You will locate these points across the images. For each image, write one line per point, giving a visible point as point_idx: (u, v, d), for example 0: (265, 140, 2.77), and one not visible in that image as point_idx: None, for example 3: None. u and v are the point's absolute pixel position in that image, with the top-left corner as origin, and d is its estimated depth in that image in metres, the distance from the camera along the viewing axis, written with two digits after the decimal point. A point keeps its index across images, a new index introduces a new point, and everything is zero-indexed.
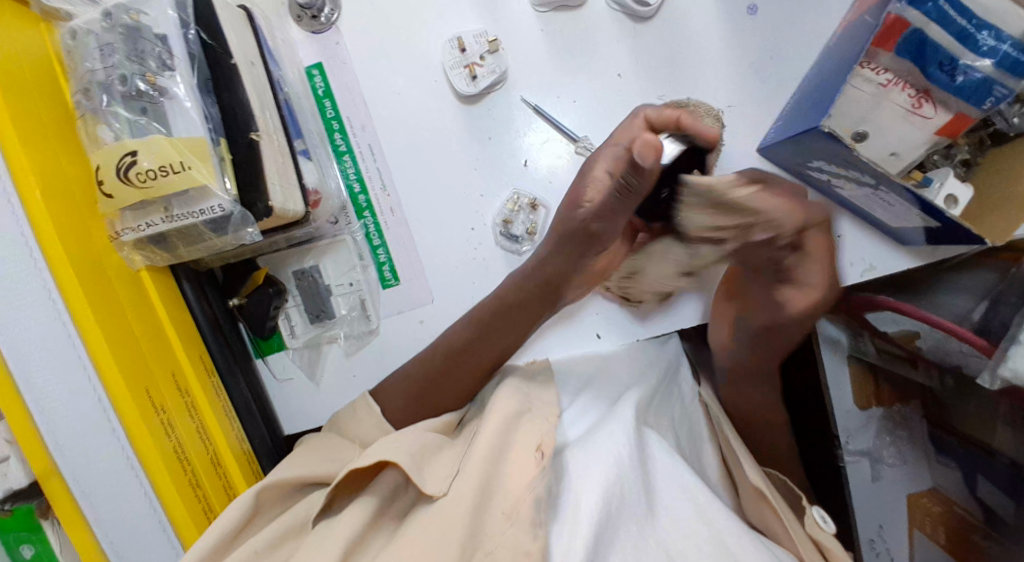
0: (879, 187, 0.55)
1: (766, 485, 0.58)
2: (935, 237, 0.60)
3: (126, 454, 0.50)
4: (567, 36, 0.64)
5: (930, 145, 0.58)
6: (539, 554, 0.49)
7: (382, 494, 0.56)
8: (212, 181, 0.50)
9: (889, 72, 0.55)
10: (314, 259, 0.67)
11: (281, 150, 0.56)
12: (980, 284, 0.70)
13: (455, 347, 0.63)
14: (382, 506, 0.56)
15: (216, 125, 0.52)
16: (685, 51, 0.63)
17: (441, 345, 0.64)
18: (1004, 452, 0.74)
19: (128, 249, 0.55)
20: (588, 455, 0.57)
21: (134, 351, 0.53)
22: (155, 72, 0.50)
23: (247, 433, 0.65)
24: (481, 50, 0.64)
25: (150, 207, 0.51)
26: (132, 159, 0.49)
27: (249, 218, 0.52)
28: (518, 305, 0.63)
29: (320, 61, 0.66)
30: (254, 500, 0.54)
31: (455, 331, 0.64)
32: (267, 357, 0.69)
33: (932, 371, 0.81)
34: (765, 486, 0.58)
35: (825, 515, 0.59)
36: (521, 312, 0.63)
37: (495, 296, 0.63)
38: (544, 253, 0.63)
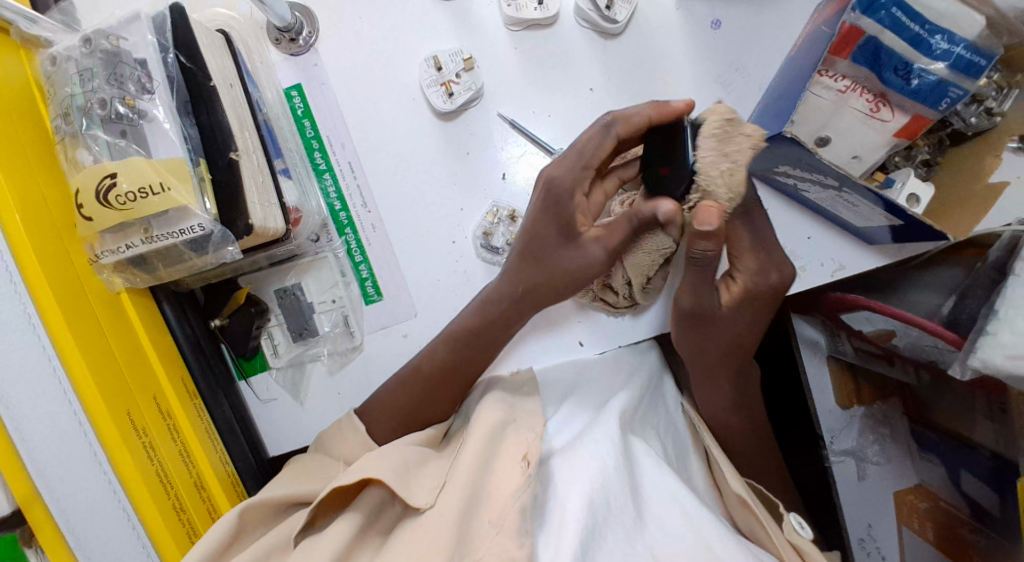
0: (843, 189, 0.57)
1: (748, 494, 0.59)
2: (899, 235, 0.62)
3: (109, 478, 0.50)
4: (540, 53, 0.66)
5: (889, 147, 0.61)
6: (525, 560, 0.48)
7: (368, 512, 0.55)
8: (191, 201, 0.50)
9: (847, 78, 0.58)
10: (296, 276, 0.68)
11: (261, 169, 0.56)
12: (947, 281, 0.72)
13: (438, 367, 0.64)
14: (368, 522, 0.55)
15: (195, 145, 0.53)
16: (655, 64, 0.65)
17: (424, 368, 0.64)
18: (984, 446, 0.75)
19: (108, 273, 0.55)
20: (572, 467, 0.57)
21: (114, 375, 0.52)
22: (134, 94, 0.51)
23: (231, 455, 0.64)
24: (456, 68, 0.65)
25: (130, 228, 0.51)
26: (112, 182, 0.49)
27: (229, 237, 0.52)
28: (496, 319, 0.64)
29: (299, 83, 0.67)
30: (238, 519, 0.54)
31: (435, 347, 0.65)
32: (250, 378, 0.68)
33: (909, 367, 0.81)
34: (748, 495, 0.58)
35: (802, 523, 0.60)
36: (497, 324, 0.64)
37: (472, 321, 0.64)
38: (510, 274, 0.64)
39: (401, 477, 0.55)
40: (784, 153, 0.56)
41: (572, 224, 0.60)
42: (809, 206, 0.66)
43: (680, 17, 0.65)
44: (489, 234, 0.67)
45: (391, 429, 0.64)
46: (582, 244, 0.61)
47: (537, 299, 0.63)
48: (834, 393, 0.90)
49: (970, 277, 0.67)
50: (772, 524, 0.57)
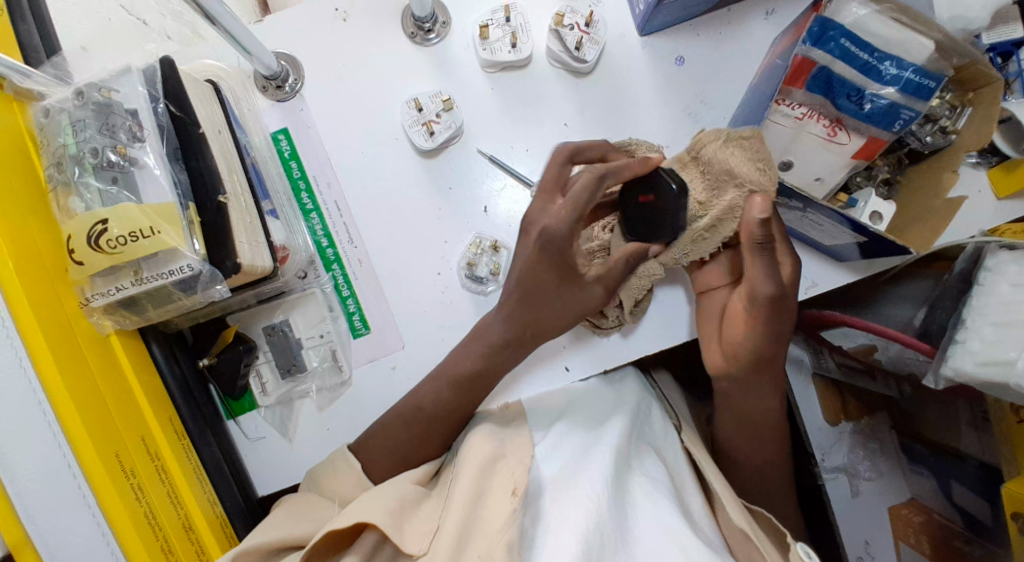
0: (807, 210, 0.60)
1: (748, 525, 0.58)
2: (867, 252, 0.65)
3: (98, 521, 0.50)
4: (516, 91, 0.69)
5: (850, 169, 0.63)
6: None
7: (366, 556, 0.56)
8: (180, 243, 0.52)
9: (803, 106, 0.61)
10: (284, 313, 0.69)
11: (250, 210, 0.58)
12: (919, 293, 0.74)
13: (428, 404, 0.65)
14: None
15: (184, 190, 0.54)
16: (625, 99, 0.68)
17: (419, 403, 0.65)
18: (972, 455, 0.77)
19: (98, 316, 0.56)
20: (567, 501, 0.56)
21: (102, 417, 0.53)
22: (126, 143, 0.53)
23: (219, 495, 0.64)
24: (436, 108, 0.68)
25: (120, 271, 0.53)
26: (103, 227, 0.51)
27: (218, 276, 0.54)
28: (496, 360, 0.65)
29: (286, 127, 0.70)
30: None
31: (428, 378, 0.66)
32: (239, 417, 0.69)
33: (890, 380, 0.85)
34: (748, 527, 0.57)
35: (810, 551, 0.56)
36: (493, 360, 0.65)
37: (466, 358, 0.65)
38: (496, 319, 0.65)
39: (394, 522, 0.55)
40: None
41: (571, 268, 0.62)
42: None
43: (647, 55, 0.68)
44: (474, 260, 0.69)
45: (389, 467, 0.65)
46: (586, 281, 0.63)
47: (535, 339, 0.66)
48: (822, 408, 0.92)
49: (940, 288, 0.70)
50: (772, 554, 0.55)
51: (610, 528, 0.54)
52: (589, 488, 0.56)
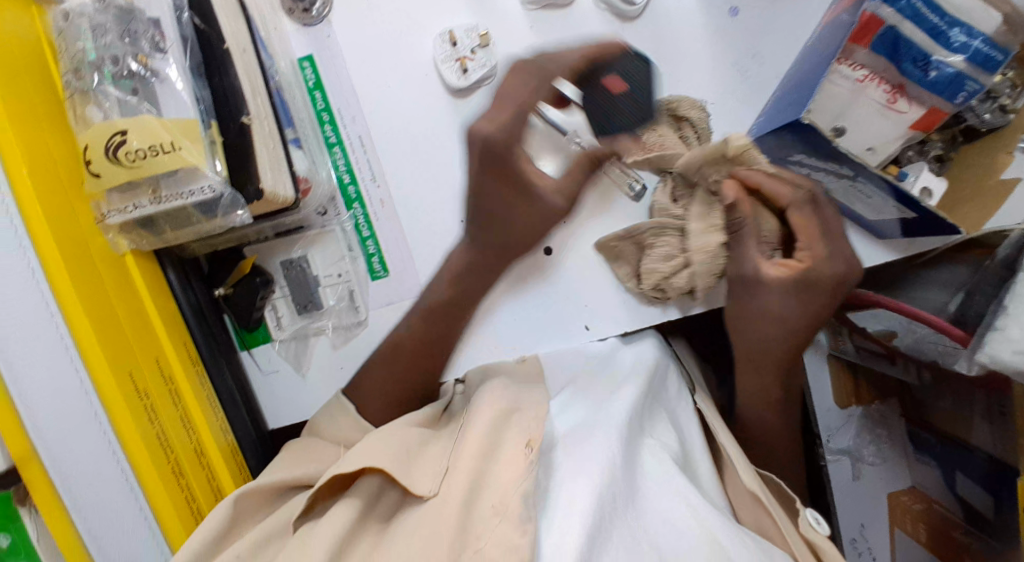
0: (857, 179, 0.58)
1: (759, 488, 0.56)
2: (909, 230, 0.63)
3: (108, 438, 0.50)
4: (556, 32, 0.65)
5: (905, 139, 0.61)
6: (529, 552, 0.45)
7: (368, 498, 0.54)
8: (201, 161, 0.50)
9: (865, 68, 0.57)
10: (302, 249, 0.67)
11: (273, 137, 0.55)
12: (954, 279, 0.71)
13: (410, 340, 0.65)
14: (366, 509, 0.54)
15: (207, 106, 0.52)
16: (671, 48, 0.65)
17: (395, 340, 0.65)
18: (982, 448, 0.74)
19: (114, 234, 0.54)
20: (577, 457, 0.54)
21: (117, 335, 0.52)
22: (148, 52, 0.50)
23: (231, 424, 0.64)
24: (471, 44, 0.65)
25: (138, 188, 0.51)
26: (121, 139, 0.48)
27: (239, 201, 0.52)
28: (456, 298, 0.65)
29: (312, 54, 0.67)
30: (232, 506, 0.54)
31: (410, 319, 0.65)
32: (253, 349, 0.68)
33: (911, 366, 0.81)
34: (759, 490, 0.55)
35: (819, 517, 0.55)
36: (461, 292, 0.65)
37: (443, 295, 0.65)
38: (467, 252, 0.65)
39: (402, 465, 0.54)
40: (806, 140, 0.56)
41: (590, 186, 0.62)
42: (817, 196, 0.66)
43: (699, 3, 0.64)
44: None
45: (382, 403, 0.64)
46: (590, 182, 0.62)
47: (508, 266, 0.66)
48: (833, 393, 0.91)
49: (976, 276, 0.67)
50: (785, 522, 0.53)
51: (622, 483, 0.51)
52: (603, 439, 0.55)
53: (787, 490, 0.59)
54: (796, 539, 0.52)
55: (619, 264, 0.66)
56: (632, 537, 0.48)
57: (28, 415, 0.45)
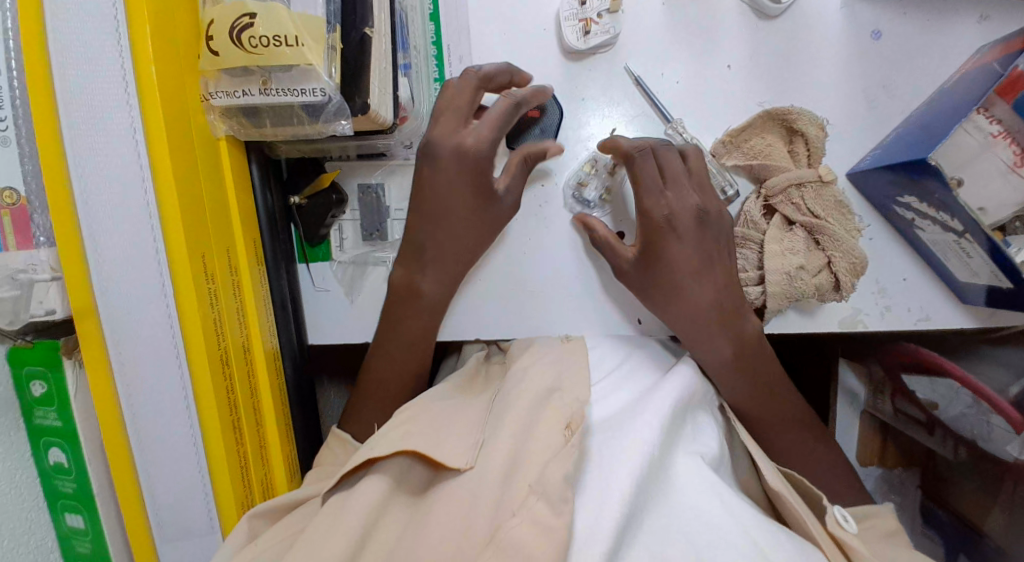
0: (964, 235, 0.56)
1: (782, 484, 0.53)
2: (995, 302, 0.61)
3: (169, 311, 0.51)
4: (689, 15, 0.63)
5: (1021, 207, 0.58)
6: (564, 531, 0.44)
7: (396, 473, 0.53)
8: (318, 63, 0.49)
9: (1001, 124, 0.56)
10: (382, 177, 0.67)
11: (388, 57, 0.55)
12: (1023, 362, 0.71)
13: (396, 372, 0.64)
14: (396, 487, 0.53)
15: (336, 10, 0.52)
16: (801, 59, 0.62)
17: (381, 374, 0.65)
18: (992, 536, 0.73)
19: (215, 115, 0.54)
20: (618, 438, 0.53)
21: (198, 214, 0.52)
22: None
23: (278, 330, 0.64)
24: (601, 6, 0.62)
25: (250, 76, 0.50)
26: (249, 22, 0.48)
27: (344, 111, 0.51)
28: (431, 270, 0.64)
29: None
30: (247, 528, 0.52)
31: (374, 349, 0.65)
32: (309, 263, 0.68)
33: (949, 441, 0.78)
34: (782, 486, 0.53)
35: (846, 514, 0.53)
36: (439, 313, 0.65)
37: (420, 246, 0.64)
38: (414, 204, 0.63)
39: (432, 440, 0.53)
40: (920, 184, 0.55)
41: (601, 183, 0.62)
42: (909, 244, 0.64)
43: (843, 19, 0.62)
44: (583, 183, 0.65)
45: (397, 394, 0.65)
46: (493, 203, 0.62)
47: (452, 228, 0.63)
48: (857, 447, 0.89)
49: None
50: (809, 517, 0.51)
51: (654, 471, 0.50)
52: (644, 428, 0.53)
53: (812, 488, 0.54)
54: (823, 537, 0.50)
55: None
56: (665, 527, 0.47)
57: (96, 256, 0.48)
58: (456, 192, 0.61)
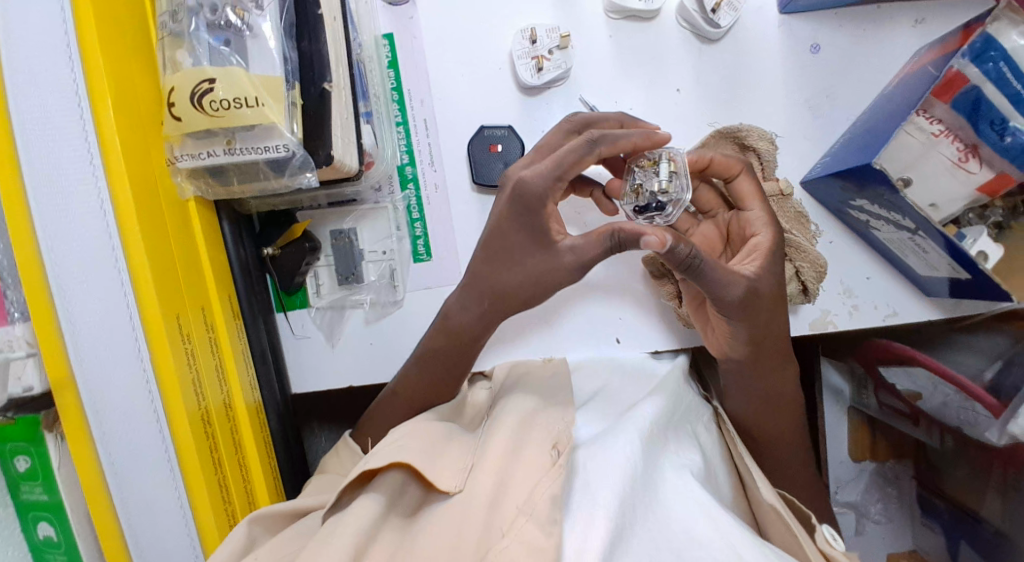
0: (918, 233, 0.58)
1: (780, 504, 0.53)
2: (957, 292, 0.63)
3: (146, 375, 0.51)
4: (636, 44, 0.66)
5: (969, 200, 0.60)
6: (552, 554, 0.45)
7: (392, 492, 0.54)
8: (280, 121, 0.51)
9: (941, 123, 0.58)
10: (352, 222, 0.68)
11: (348, 108, 0.56)
12: (993, 348, 0.72)
13: (415, 388, 0.65)
14: (391, 502, 0.54)
15: (293, 68, 0.53)
16: (746, 77, 0.66)
17: (401, 391, 0.66)
18: (991, 521, 0.71)
19: (182, 178, 0.55)
20: (601, 459, 0.53)
21: (171, 277, 0.53)
22: (246, 6, 0.51)
23: (259, 383, 0.64)
24: (550, 45, 0.65)
25: (214, 137, 0.52)
26: (208, 87, 0.49)
27: (308, 164, 0.53)
28: (466, 313, 0.64)
29: (392, 32, 0.67)
30: (247, 531, 0.52)
31: (407, 369, 0.66)
32: (288, 312, 0.69)
33: (933, 429, 0.79)
34: (780, 506, 0.52)
35: (836, 534, 0.52)
36: (469, 342, 0.65)
37: (469, 279, 0.64)
38: (491, 229, 0.62)
39: (427, 456, 0.54)
40: (869, 187, 0.57)
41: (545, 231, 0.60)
42: (868, 245, 0.66)
43: (781, 38, 0.65)
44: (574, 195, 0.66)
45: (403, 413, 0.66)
46: (556, 252, 0.60)
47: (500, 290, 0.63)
48: (849, 443, 0.92)
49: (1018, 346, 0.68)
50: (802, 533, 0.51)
51: (641, 483, 0.52)
52: (626, 444, 0.54)
53: (803, 506, 0.56)
54: (815, 553, 0.49)
55: (660, 282, 0.65)
56: (653, 543, 0.48)
57: (70, 332, 0.47)
58: (511, 230, 0.61)
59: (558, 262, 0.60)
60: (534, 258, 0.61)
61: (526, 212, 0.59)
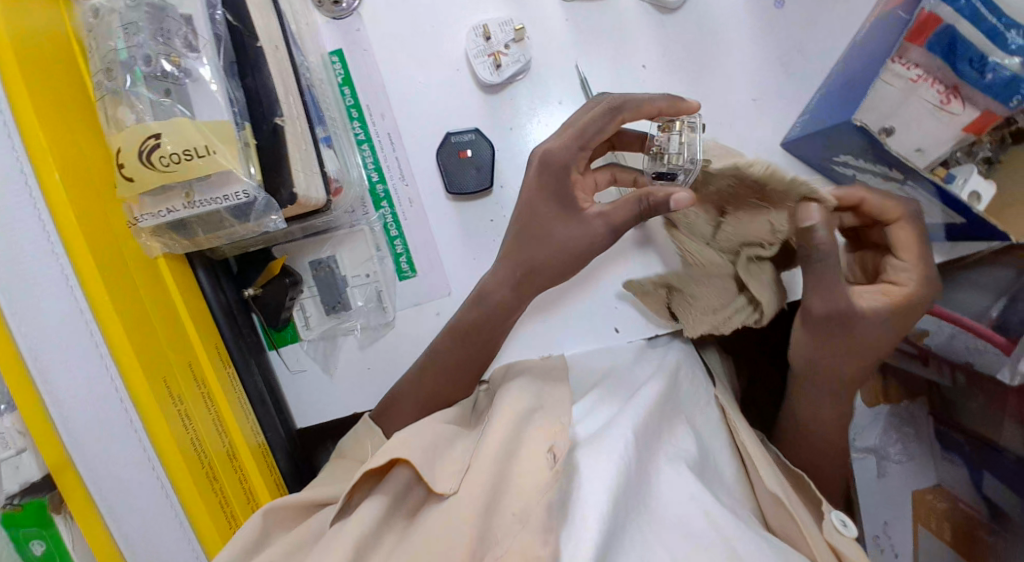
0: (906, 181, 0.56)
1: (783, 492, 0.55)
2: (953, 234, 0.61)
3: (144, 444, 0.50)
4: (593, 24, 0.64)
5: (956, 142, 0.58)
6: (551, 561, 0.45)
7: (396, 494, 0.54)
8: (235, 165, 0.48)
9: (919, 67, 0.55)
10: (331, 249, 0.66)
11: (305, 138, 0.54)
12: (994, 283, 0.70)
13: (444, 363, 0.64)
14: (394, 505, 0.53)
15: (241, 108, 0.51)
16: (711, 44, 0.64)
17: (430, 365, 0.64)
18: (1011, 448, 0.71)
19: (147, 236, 0.54)
20: (596, 459, 0.53)
21: (150, 340, 0.52)
22: (180, 52, 0.49)
23: (262, 426, 0.63)
24: (506, 39, 0.63)
25: (171, 192, 0.50)
26: (156, 143, 0.47)
27: (272, 205, 0.51)
28: (500, 303, 0.63)
29: (341, 48, 0.65)
30: (264, 517, 0.53)
31: (438, 342, 0.64)
32: (280, 349, 0.67)
33: (944, 368, 0.79)
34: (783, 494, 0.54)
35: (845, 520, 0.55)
36: (499, 313, 0.63)
37: (506, 255, 0.63)
38: (528, 197, 0.62)
39: (426, 460, 0.54)
40: (850, 142, 0.56)
41: (573, 200, 0.61)
42: None
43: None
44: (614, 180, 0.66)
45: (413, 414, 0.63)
46: (585, 220, 0.61)
47: (536, 276, 0.62)
48: (861, 391, 0.91)
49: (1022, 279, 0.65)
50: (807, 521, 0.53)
51: (634, 480, 0.52)
52: (619, 443, 0.53)
53: (814, 492, 0.57)
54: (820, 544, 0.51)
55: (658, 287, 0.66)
56: (644, 542, 0.48)
57: (61, 413, 0.46)
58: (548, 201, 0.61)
59: (591, 235, 0.60)
60: (569, 231, 0.61)
61: (562, 181, 0.60)
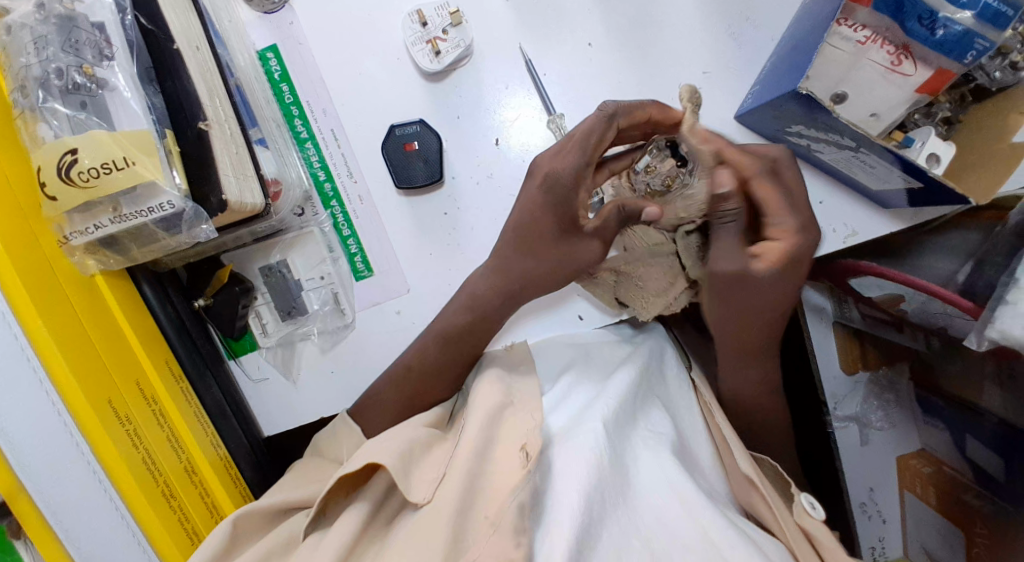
0: (860, 150, 0.54)
1: (755, 474, 0.54)
2: (916, 200, 0.59)
3: (93, 468, 0.49)
4: (535, 4, 0.62)
5: (910, 104, 0.56)
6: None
7: (376, 501, 0.52)
8: (159, 176, 0.47)
9: (867, 28, 0.54)
10: (281, 253, 0.65)
11: (236, 140, 0.52)
12: (965, 246, 0.69)
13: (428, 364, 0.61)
14: (373, 512, 0.52)
15: (161, 116, 0.49)
16: (657, 16, 0.62)
17: (416, 369, 0.62)
18: (993, 411, 0.71)
19: (79, 254, 0.52)
20: (569, 456, 0.52)
21: (91, 361, 0.50)
22: (92, 62, 0.47)
23: (223, 438, 0.62)
24: (443, 23, 0.61)
25: (97, 207, 0.48)
26: (73, 158, 0.46)
27: (202, 215, 0.49)
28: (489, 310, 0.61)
29: (275, 44, 0.63)
30: (233, 528, 0.52)
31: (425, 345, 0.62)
32: (240, 357, 0.66)
33: (919, 334, 0.78)
34: (755, 475, 0.54)
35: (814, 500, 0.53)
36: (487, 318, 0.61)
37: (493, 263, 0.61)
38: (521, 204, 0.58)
39: (404, 466, 0.51)
40: (802, 112, 0.54)
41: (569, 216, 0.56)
42: (817, 166, 0.63)
43: None
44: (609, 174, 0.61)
45: (393, 414, 0.62)
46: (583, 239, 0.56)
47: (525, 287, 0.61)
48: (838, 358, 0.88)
49: (990, 242, 0.65)
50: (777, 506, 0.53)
51: (611, 477, 0.51)
52: (592, 437, 0.52)
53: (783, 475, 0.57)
54: (792, 528, 0.52)
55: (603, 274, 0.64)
56: (621, 533, 0.48)
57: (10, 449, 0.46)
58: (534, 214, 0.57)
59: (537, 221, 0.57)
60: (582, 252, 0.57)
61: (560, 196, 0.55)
